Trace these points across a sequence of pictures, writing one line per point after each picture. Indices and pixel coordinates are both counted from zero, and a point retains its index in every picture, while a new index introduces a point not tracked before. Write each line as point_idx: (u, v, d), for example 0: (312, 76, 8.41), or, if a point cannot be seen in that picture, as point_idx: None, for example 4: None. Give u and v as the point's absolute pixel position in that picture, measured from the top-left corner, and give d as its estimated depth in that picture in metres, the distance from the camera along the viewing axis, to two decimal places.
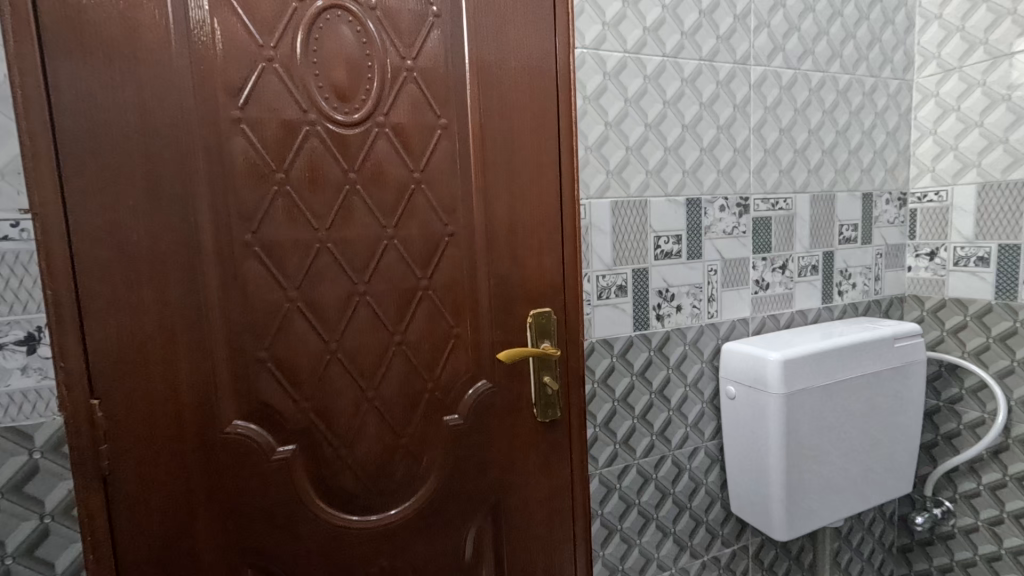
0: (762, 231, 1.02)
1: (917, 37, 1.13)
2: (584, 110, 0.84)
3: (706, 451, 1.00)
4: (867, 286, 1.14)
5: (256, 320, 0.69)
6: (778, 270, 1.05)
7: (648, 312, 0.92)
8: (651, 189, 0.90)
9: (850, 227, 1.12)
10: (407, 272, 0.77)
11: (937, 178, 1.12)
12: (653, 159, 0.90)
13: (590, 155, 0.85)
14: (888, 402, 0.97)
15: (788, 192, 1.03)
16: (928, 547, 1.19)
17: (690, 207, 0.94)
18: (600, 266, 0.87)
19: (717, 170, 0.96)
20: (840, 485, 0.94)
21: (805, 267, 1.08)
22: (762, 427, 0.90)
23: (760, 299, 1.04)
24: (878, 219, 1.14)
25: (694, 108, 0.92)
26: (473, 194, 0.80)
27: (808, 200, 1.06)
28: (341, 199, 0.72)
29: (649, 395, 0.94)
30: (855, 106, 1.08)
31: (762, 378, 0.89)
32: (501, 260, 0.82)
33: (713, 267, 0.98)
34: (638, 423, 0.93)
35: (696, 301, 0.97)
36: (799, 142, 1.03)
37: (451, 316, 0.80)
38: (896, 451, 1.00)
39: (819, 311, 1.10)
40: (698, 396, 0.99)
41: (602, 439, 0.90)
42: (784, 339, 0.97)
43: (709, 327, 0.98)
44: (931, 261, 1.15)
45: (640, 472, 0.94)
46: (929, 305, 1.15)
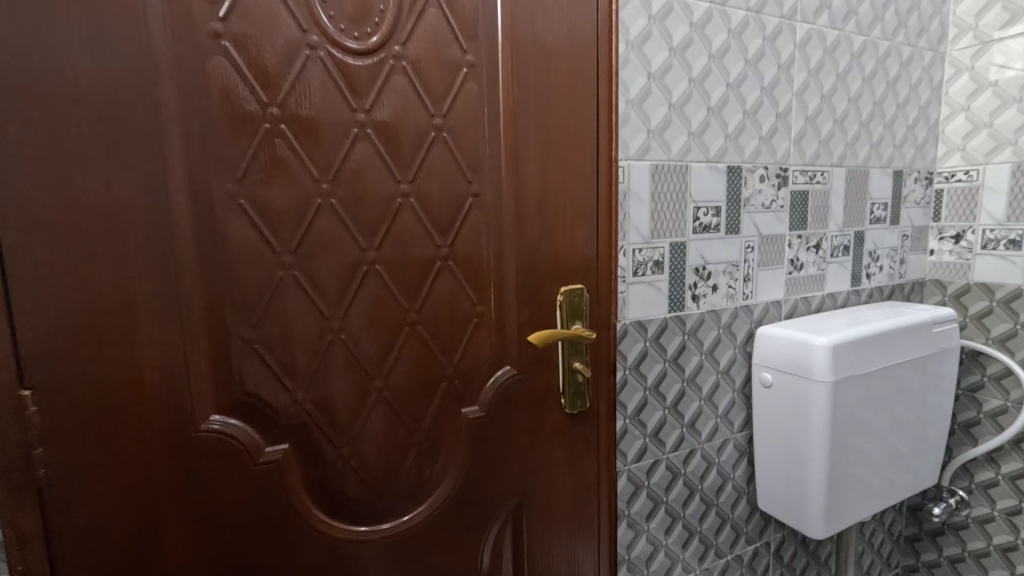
0: (799, 206, 0.94)
1: (952, 8, 1.07)
2: (626, 58, 0.72)
3: (734, 444, 0.93)
4: (892, 269, 1.09)
5: (242, 290, 0.56)
6: (812, 248, 0.98)
7: (685, 291, 0.83)
8: (692, 153, 0.80)
9: (881, 206, 1.06)
10: (424, 238, 0.65)
11: (968, 157, 1.07)
12: (696, 119, 0.80)
13: (631, 110, 0.74)
14: (924, 392, 0.92)
15: (825, 165, 0.96)
16: (938, 537, 1.17)
17: (731, 176, 0.85)
18: (638, 239, 0.77)
19: (760, 136, 0.87)
20: (876, 479, 0.88)
21: (837, 248, 1.01)
22: (804, 418, 0.82)
23: (793, 280, 0.96)
24: (906, 198, 1.09)
25: (739, 65, 0.83)
26: (501, 150, 0.68)
27: (843, 175, 0.99)
28: (349, 145, 0.59)
29: (682, 384, 0.85)
30: (892, 76, 1.01)
31: (806, 365, 0.81)
32: (530, 227, 0.70)
33: (750, 244, 0.89)
34: (669, 415, 0.84)
35: (732, 281, 0.88)
36: (839, 111, 0.95)
37: (473, 291, 0.69)
38: (927, 441, 0.95)
39: (847, 295, 1.04)
40: (729, 385, 0.91)
41: (632, 432, 0.81)
42: (820, 323, 0.90)
43: (743, 309, 0.90)
44: (956, 244, 1.10)
45: (669, 468, 0.86)
46: (951, 290, 1.11)
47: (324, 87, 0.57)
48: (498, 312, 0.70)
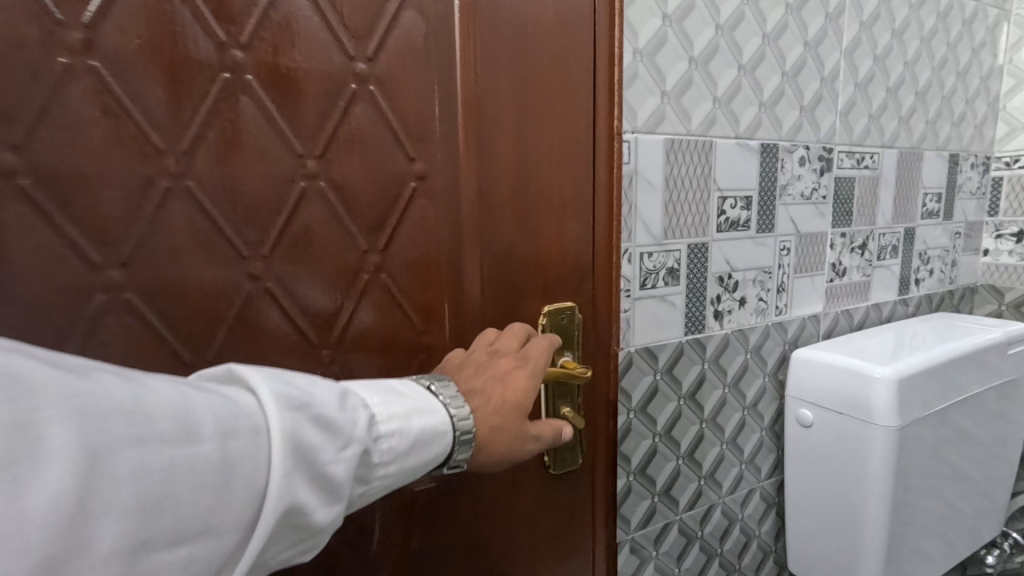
0: (845, 196, 0.75)
1: None
2: None
3: (761, 493, 0.75)
4: (943, 274, 0.91)
5: (46, 323, 0.36)
6: (857, 250, 0.79)
7: (706, 307, 0.64)
8: (718, 125, 0.61)
9: (934, 197, 0.87)
10: (346, 240, 0.45)
11: None
12: (723, 81, 0.60)
13: (639, 64, 0.54)
14: (996, 430, 0.74)
15: (874, 146, 0.77)
16: None
17: (765, 157, 0.65)
18: (647, 240, 0.57)
19: (801, 107, 0.67)
20: (937, 539, 0.71)
21: (884, 248, 0.82)
22: (856, 471, 0.64)
23: (835, 289, 0.77)
24: (961, 187, 0.91)
25: (780, 10, 0.63)
26: (460, 115, 0.48)
27: (894, 159, 0.80)
28: (221, 100, 0.39)
29: (701, 425, 0.66)
30: (952, 37, 0.82)
31: (861, 404, 0.63)
32: (500, 223, 0.50)
33: (786, 244, 0.70)
34: (685, 465, 0.66)
35: (763, 292, 0.69)
36: (891, 78, 0.76)
37: (420, 314, 0.49)
38: (994, 488, 0.77)
39: (894, 305, 0.86)
40: (756, 423, 0.72)
41: (637, 491, 0.62)
42: (871, 344, 0.72)
43: (776, 327, 0.71)
44: (1017, 243, 0.92)
45: (682, 531, 0.67)
46: (1009, 299, 0.94)
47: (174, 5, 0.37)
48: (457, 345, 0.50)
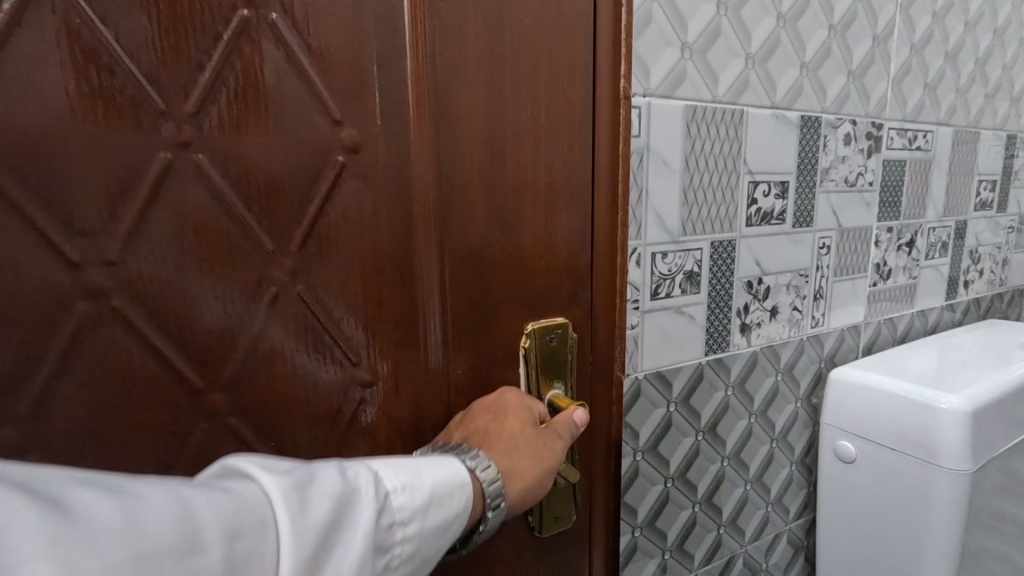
0: (894, 180, 0.65)
1: None
2: None
3: (789, 537, 0.64)
4: (993, 273, 0.85)
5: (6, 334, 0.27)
6: (903, 248, 0.69)
7: (732, 317, 0.52)
8: (804, 97, 0.53)
9: (988, 184, 0.81)
10: (399, 236, 0.36)
11: None
12: (813, 44, 0.52)
13: (725, 18, 0.45)
14: None
15: (930, 124, 0.67)
16: None
17: (804, 132, 0.53)
18: (661, 237, 0.45)
19: (890, 79, 0.60)
20: None
21: (933, 246, 0.75)
22: (909, 512, 0.53)
23: (878, 294, 0.68)
24: (1017, 175, 0.85)
25: None
26: (522, 80, 0.38)
27: (949, 139, 0.71)
28: (239, 37, 0.30)
29: (770, 444, 0.59)
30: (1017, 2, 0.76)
31: (922, 439, 0.51)
32: (484, 212, 0.38)
33: (825, 241, 0.59)
34: (753, 490, 0.59)
35: (798, 300, 0.58)
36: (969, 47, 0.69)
37: (470, 325, 0.39)
38: None
39: (940, 312, 0.79)
40: (787, 455, 0.62)
41: (703, 523, 0.54)
42: (912, 360, 0.62)
43: (811, 340, 0.60)
44: None
45: (747, 565, 0.60)
46: None
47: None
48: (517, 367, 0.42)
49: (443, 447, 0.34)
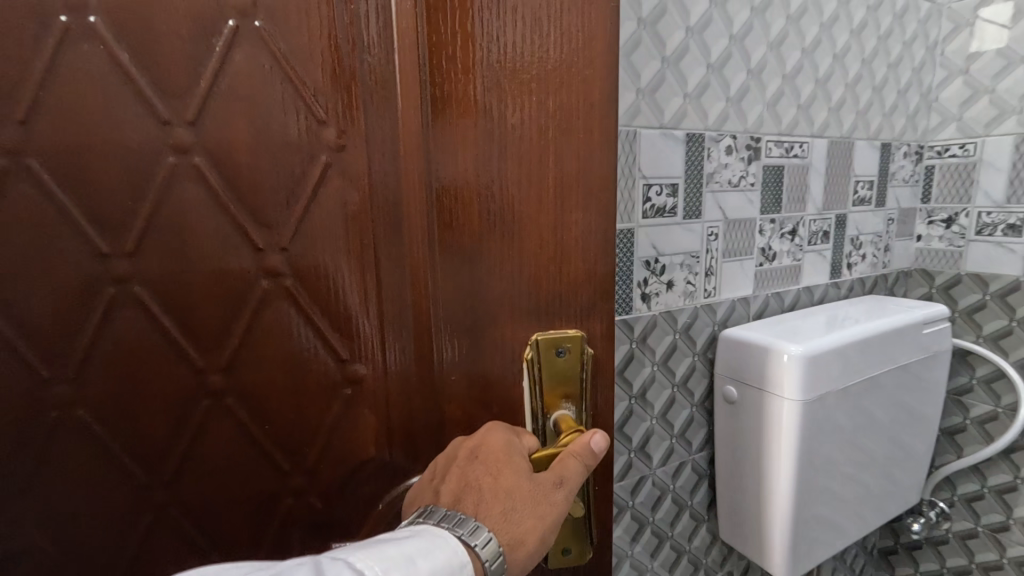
0: (772, 181, 0.91)
1: None
2: (664, 8, 0.73)
3: (693, 465, 0.91)
4: (876, 258, 1.08)
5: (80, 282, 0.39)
6: (786, 236, 0.95)
7: (634, 286, 0.78)
8: (688, 120, 0.79)
9: (865, 184, 1.03)
10: (394, 238, 0.40)
11: (964, 127, 1.01)
12: (693, 80, 0.78)
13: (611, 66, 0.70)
14: (923, 389, 0.93)
15: (805, 135, 0.93)
16: (914, 552, 1.13)
17: (691, 146, 0.80)
18: None
19: (765, 101, 0.87)
20: (869, 480, 0.89)
21: (816, 234, 1.00)
22: (766, 432, 0.78)
23: (763, 272, 0.94)
24: (894, 175, 1.05)
25: (745, 14, 0.81)
26: (534, 76, 0.35)
27: (824, 148, 0.96)
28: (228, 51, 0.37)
29: (671, 388, 0.86)
30: (883, 30, 0.97)
31: (777, 372, 0.76)
32: (483, 230, 0.37)
33: (713, 229, 0.86)
34: (657, 424, 0.85)
35: (690, 275, 0.84)
36: (823, 70, 0.92)
37: (466, 340, 0.39)
38: (917, 446, 0.95)
39: (826, 289, 1.03)
40: (687, 398, 0.88)
41: (617, 452, 0.81)
42: (804, 326, 0.85)
43: (704, 307, 0.87)
44: (947, 228, 1.05)
45: (655, 484, 0.86)
46: (939, 281, 1.06)
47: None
48: (522, 383, 0.40)
49: (428, 513, 0.35)
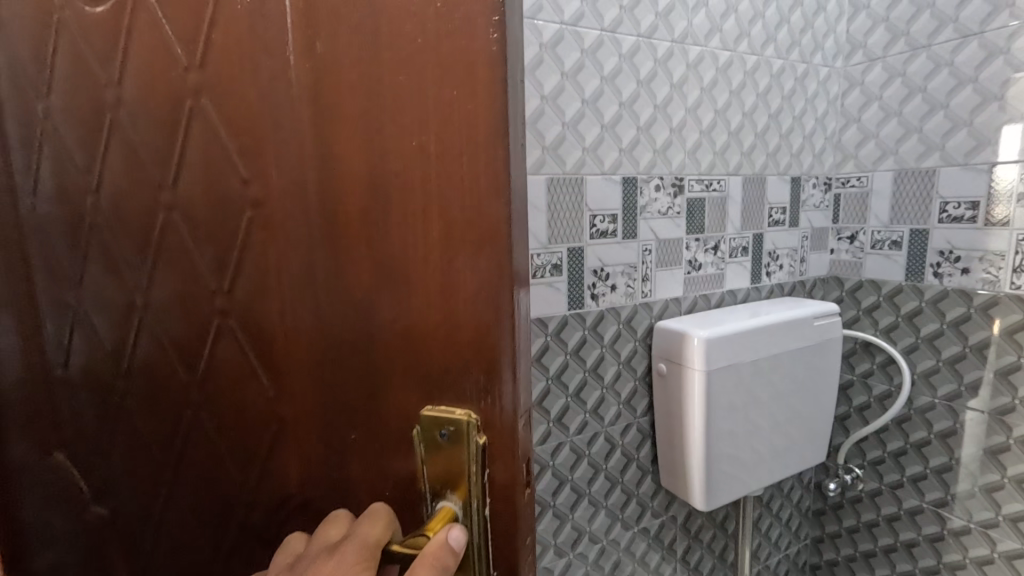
0: (696, 212, 1.04)
1: (846, 26, 1.16)
2: (601, 91, 0.89)
3: (638, 427, 1.03)
4: (792, 267, 1.20)
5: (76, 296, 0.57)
6: (709, 250, 1.07)
7: (583, 291, 0.93)
8: (623, 167, 0.94)
9: (779, 210, 1.15)
10: (308, 312, 0.47)
11: (859, 164, 1.17)
12: (626, 137, 0.93)
13: (545, 105, 0.85)
14: (822, 370, 1.08)
15: (721, 174, 1.05)
16: (839, 510, 1.28)
17: (626, 186, 0.94)
18: (535, 246, 0.87)
19: (687, 151, 1.00)
20: (779, 450, 1.04)
21: (736, 249, 1.11)
22: (683, 403, 0.93)
23: (692, 279, 1.06)
24: (805, 203, 1.19)
25: (666, 89, 0.96)
26: (397, 167, 0.38)
27: (739, 183, 1.08)
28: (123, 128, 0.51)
29: (618, 366, 0.99)
30: (787, 91, 1.11)
31: (684, 351, 0.92)
32: (354, 315, 0.44)
33: (648, 247, 0.99)
34: (607, 392, 0.98)
35: (631, 281, 0.98)
36: (733, 124, 1.04)
37: (352, 402, 0.46)
38: (816, 413, 1.09)
39: (748, 291, 1.14)
40: (631, 374, 1.01)
41: (573, 409, 0.95)
42: (724, 316, 1.01)
43: (643, 305, 1.00)
44: (851, 244, 1.21)
45: (607, 439, 1.00)
46: (847, 286, 1.22)
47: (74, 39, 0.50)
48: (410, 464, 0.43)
49: None
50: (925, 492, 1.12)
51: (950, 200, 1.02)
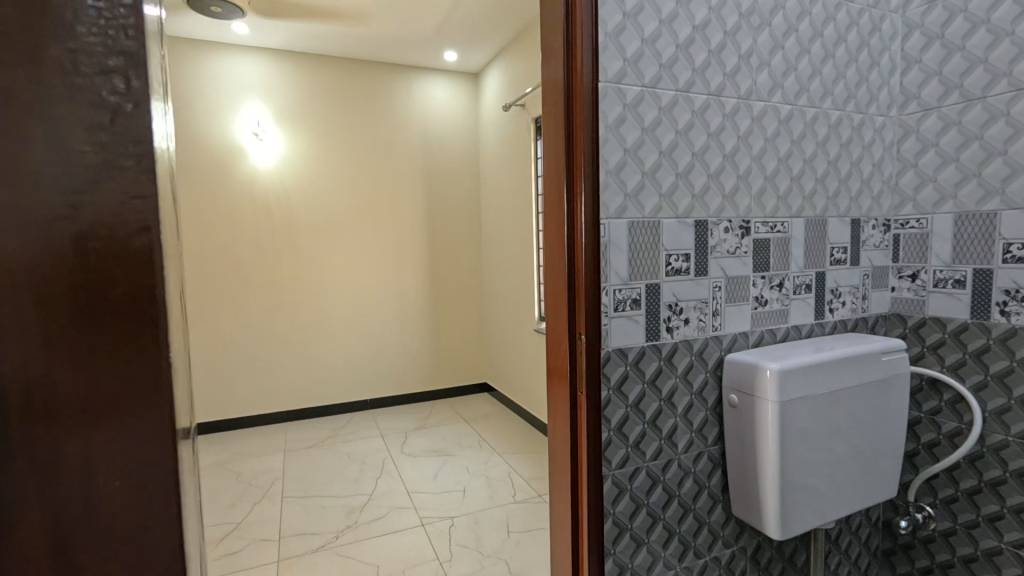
0: (762, 252, 1.11)
1: (899, 79, 1.24)
2: (676, 142, 0.99)
3: (709, 456, 1.08)
4: (855, 304, 1.24)
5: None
6: (774, 287, 1.13)
7: (659, 323, 1.00)
8: (695, 211, 1.02)
9: (840, 249, 1.21)
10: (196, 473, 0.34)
11: (918, 207, 1.22)
12: (698, 183, 1.02)
13: (610, 179, 0.94)
14: (891, 405, 1.10)
15: (785, 216, 1.12)
16: (910, 550, 1.27)
17: (698, 228, 1.03)
18: (617, 281, 0.96)
19: (752, 196, 1.08)
20: (849, 483, 1.06)
21: (800, 286, 1.16)
22: (756, 432, 0.98)
23: (759, 314, 1.12)
24: (865, 242, 1.24)
25: (733, 139, 1.05)
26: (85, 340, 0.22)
27: (802, 224, 1.15)
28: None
29: (690, 396, 1.05)
30: (845, 139, 1.18)
31: (756, 383, 0.98)
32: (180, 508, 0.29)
33: (718, 284, 1.06)
34: (680, 422, 1.04)
35: (702, 315, 1.05)
36: (795, 170, 1.12)
37: None
38: (887, 447, 1.11)
39: (812, 327, 1.19)
40: (702, 404, 1.06)
41: (649, 435, 1.01)
42: (792, 349, 1.07)
43: (714, 338, 1.06)
44: (912, 282, 1.25)
45: (680, 467, 1.05)
46: (911, 323, 1.25)
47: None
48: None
49: None
50: (1002, 532, 1.11)
51: (1012, 241, 1.06)
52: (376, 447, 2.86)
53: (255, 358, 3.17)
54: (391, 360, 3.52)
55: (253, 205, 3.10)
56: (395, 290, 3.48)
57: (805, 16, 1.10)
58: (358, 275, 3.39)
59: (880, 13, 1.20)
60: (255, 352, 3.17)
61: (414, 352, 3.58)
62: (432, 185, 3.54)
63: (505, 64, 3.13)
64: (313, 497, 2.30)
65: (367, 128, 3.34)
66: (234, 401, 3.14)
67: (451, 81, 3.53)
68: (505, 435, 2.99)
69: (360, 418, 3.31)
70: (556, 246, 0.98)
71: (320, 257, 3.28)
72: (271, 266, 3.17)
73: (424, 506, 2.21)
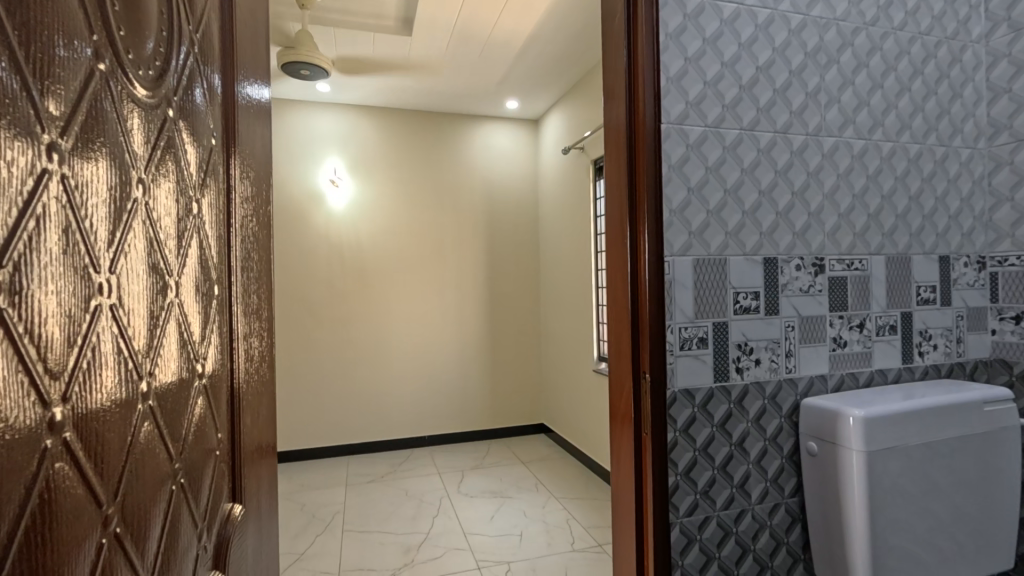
0: (838, 291, 1.05)
1: (986, 110, 1.17)
2: (741, 180, 0.99)
3: (787, 508, 1.01)
4: (948, 347, 1.14)
5: (234, 313, 0.60)
6: (855, 328, 1.07)
7: (728, 364, 0.97)
8: (764, 249, 1.00)
9: (928, 288, 1.13)
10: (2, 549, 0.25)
11: (1017, 243, 1.13)
12: (766, 220, 1.00)
13: (674, 217, 0.94)
14: (999, 461, 0.99)
15: (863, 253, 1.07)
16: None
17: (767, 267, 1.00)
18: (683, 319, 0.95)
19: (825, 233, 1.04)
20: (952, 548, 0.95)
21: (883, 327, 1.09)
22: (839, 485, 0.91)
23: (838, 356, 1.05)
24: (956, 281, 1.15)
25: (802, 176, 1.03)
26: None
27: (883, 262, 1.09)
28: (129, 87, 0.38)
29: (763, 442, 0.99)
30: (927, 173, 1.12)
31: (835, 430, 0.91)
32: None
33: (791, 323, 1.02)
34: (754, 469, 0.98)
35: (774, 356, 1.01)
36: (872, 206, 1.08)
37: None
38: (996, 510, 0.99)
39: (899, 371, 1.10)
40: (777, 451, 1.00)
41: (719, 482, 0.96)
42: (877, 396, 0.99)
43: (788, 381, 1.01)
44: (1017, 324, 1.14)
45: (754, 518, 0.98)
46: (1017, 370, 1.13)
47: (161, 15, 0.43)
48: None
49: None
50: None
51: None
52: (433, 485, 2.86)
53: (325, 392, 3.32)
54: (450, 398, 3.56)
55: (328, 246, 3.33)
56: (454, 328, 3.56)
57: (876, 51, 1.08)
58: (419, 313, 3.50)
59: (959, 44, 1.16)
60: (324, 386, 3.32)
61: (471, 390, 3.60)
62: (492, 226, 3.64)
63: (565, 110, 3.23)
64: (371, 533, 2.32)
65: (432, 174, 3.52)
66: (301, 433, 3.27)
67: (513, 129, 3.69)
68: (563, 480, 2.91)
69: (418, 455, 3.33)
70: (620, 284, 0.98)
71: (385, 296, 3.43)
72: (341, 304, 3.35)
73: (479, 548, 2.17)
